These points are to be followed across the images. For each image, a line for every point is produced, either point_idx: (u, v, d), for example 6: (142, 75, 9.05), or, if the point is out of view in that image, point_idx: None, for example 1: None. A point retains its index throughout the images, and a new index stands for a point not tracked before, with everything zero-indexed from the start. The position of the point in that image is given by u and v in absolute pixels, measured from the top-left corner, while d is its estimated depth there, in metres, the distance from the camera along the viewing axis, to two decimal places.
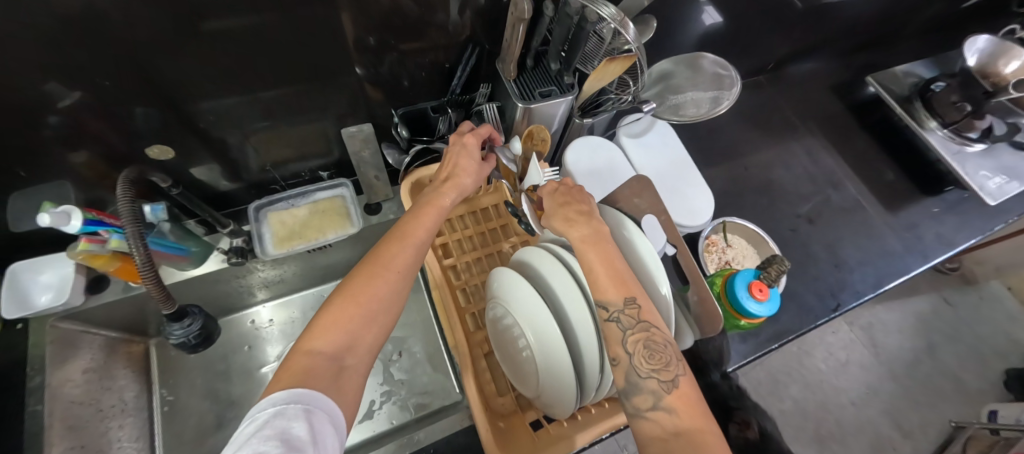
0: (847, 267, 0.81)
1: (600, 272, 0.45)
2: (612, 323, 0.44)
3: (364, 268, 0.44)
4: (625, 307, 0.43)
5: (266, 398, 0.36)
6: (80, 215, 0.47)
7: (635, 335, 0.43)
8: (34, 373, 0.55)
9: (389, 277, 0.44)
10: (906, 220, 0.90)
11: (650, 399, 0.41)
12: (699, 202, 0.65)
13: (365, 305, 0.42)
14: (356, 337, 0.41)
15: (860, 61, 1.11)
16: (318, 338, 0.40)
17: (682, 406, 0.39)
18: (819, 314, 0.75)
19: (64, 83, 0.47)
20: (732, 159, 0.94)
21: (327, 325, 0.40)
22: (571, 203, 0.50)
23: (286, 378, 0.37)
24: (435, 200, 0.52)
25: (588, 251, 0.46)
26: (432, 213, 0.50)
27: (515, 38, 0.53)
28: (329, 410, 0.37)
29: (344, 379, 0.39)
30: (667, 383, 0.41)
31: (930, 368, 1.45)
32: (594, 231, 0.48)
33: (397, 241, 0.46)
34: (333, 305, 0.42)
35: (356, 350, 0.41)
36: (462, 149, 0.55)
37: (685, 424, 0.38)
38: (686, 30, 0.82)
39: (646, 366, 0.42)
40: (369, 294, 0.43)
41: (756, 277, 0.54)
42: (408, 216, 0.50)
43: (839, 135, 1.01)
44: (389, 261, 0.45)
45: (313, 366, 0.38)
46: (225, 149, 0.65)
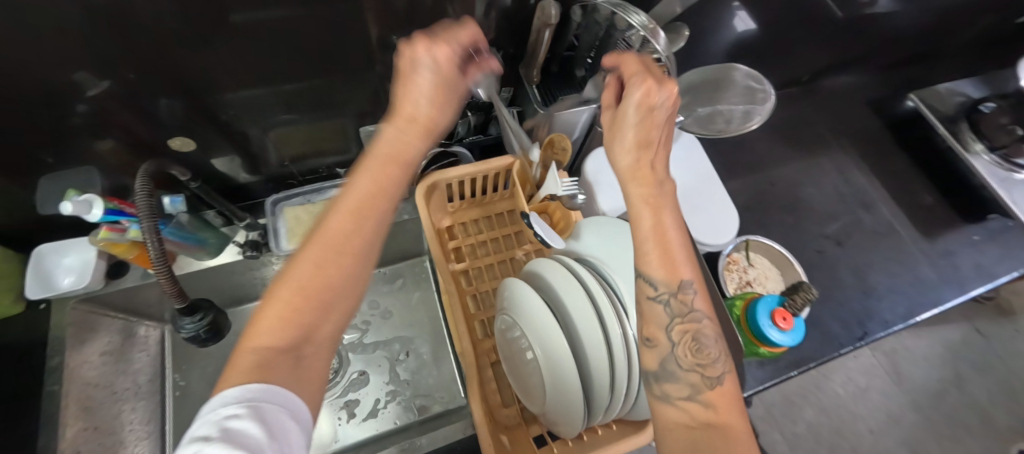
0: (876, 294, 0.77)
1: (653, 244, 0.42)
2: (657, 304, 0.41)
3: (313, 244, 0.36)
4: (680, 292, 0.40)
5: (217, 397, 0.30)
6: (102, 204, 0.47)
7: (683, 325, 0.41)
8: (53, 353, 0.57)
9: (347, 257, 0.37)
10: (942, 248, 0.85)
11: (686, 390, 0.39)
12: (723, 219, 0.63)
13: (319, 292, 0.35)
14: (313, 325, 0.35)
15: (902, 76, 1.05)
16: (266, 333, 0.34)
17: (721, 402, 0.38)
18: (843, 342, 0.72)
19: (93, 73, 0.47)
20: (758, 174, 0.91)
21: (276, 317, 0.34)
22: (654, 132, 0.42)
23: (237, 376, 0.32)
24: (395, 154, 0.42)
25: (645, 215, 0.42)
26: (392, 172, 0.41)
27: (540, 43, 0.52)
28: (290, 405, 0.32)
29: (303, 366, 0.34)
30: (710, 379, 0.39)
31: (957, 400, 1.38)
32: (659, 195, 0.43)
33: (345, 210, 0.38)
34: (280, 295, 0.35)
35: (315, 339, 0.35)
36: (427, 84, 0.42)
37: (719, 418, 0.36)
38: (718, 39, 0.79)
39: (688, 359, 0.40)
40: (322, 280, 0.35)
41: (779, 305, 0.51)
42: (362, 174, 0.40)
43: (874, 153, 0.96)
44: (341, 237, 0.37)
45: (265, 362, 0.33)
46: (245, 141, 0.65)
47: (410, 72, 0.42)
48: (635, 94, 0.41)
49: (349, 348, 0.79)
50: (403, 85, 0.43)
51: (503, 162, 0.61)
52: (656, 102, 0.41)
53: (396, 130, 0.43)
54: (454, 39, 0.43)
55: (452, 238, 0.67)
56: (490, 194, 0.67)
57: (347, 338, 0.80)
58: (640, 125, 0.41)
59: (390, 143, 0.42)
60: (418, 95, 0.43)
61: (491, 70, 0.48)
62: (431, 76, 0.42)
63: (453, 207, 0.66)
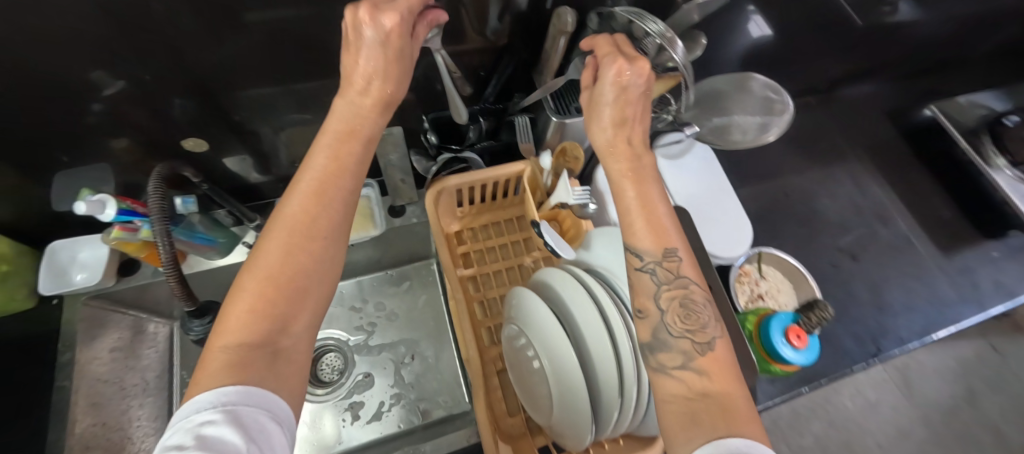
0: (891, 311, 0.76)
1: (637, 215, 0.42)
2: (645, 274, 0.41)
3: (279, 235, 0.36)
4: (663, 259, 0.40)
5: (190, 402, 0.30)
6: (115, 205, 0.48)
7: (671, 291, 0.40)
8: (66, 349, 0.60)
9: (315, 242, 0.37)
10: (960, 264, 0.83)
11: (678, 358, 0.38)
12: (736, 231, 0.62)
13: (288, 279, 0.35)
14: (286, 316, 0.35)
15: (922, 86, 1.03)
16: (234, 329, 0.33)
17: (715, 370, 0.36)
18: (857, 359, 0.70)
19: (108, 73, 0.47)
20: (772, 184, 0.89)
21: (245, 312, 0.34)
22: (631, 104, 0.43)
23: (210, 378, 0.31)
24: (351, 127, 0.40)
25: (627, 188, 0.42)
26: (351, 148, 0.40)
27: (555, 49, 0.51)
28: (270, 407, 0.31)
29: (281, 359, 0.34)
30: (701, 345, 0.38)
31: (970, 417, 1.35)
32: (640, 167, 0.43)
33: (305, 194, 0.37)
34: (248, 289, 0.34)
35: (291, 328, 0.35)
36: (374, 52, 0.39)
37: (716, 386, 0.35)
38: (734, 47, 0.77)
39: (679, 326, 0.39)
40: (291, 271, 0.35)
41: (793, 322, 0.51)
42: (318, 154, 0.39)
43: (891, 165, 0.94)
44: (306, 225, 0.36)
45: (240, 359, 0.32)
46: (257, 141, 0.65)
47: (356, 42, 0.39)
48: (609, 73, 0.42)
49: (354, 350, 0.79)
50: (349, 57, 0.40)
51: (513, 168, 0.60)
52: (630, 78, 0.42)
53: (349, 102, 0.41)
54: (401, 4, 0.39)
55: (461, 243, 0.67)
56: (500, 200, 0.67)
57: (353, 340, 0.80)
58: (616, 102, 0.42)
59: (345, 115, 0.40)
60: (367, 63, 0.39)
61: (436, 22, 0.45)
62: (373, 42, 0.38)
63: (463, 212, 0.66)
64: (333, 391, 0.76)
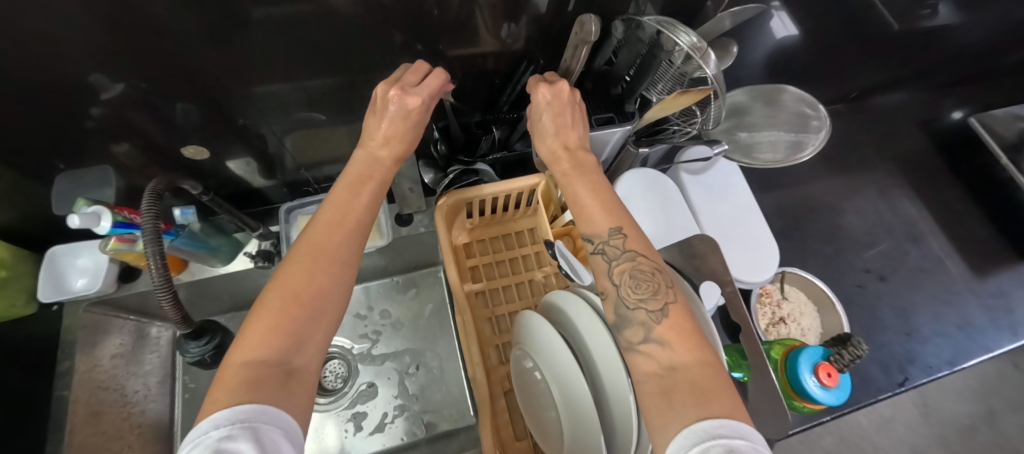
0: (919, 337, 0.72)
1: (589, 203, 0.43)
2: (598, 255, 0.41)
3: (299, 258, 0.36)
4: (610, 238, 0.41)
5: (206, 420, 0.27)
6: (110, 217, 0.46)
7: (620, 266, 0.40)
8: (64, 357, 0.59)
9: (333, 266, 0.36)
10: (994, 287, 0.79)
11: (641, 331, 0.37)
12: (762, 253, 0.58)
13: (308, 300, 0.34)
14: (304, 335, 0.33)
15: (960, 96, 0.98)
16: (250, 345, 0.31)
17: (676, 338, 0.35)
18: (881, 388, 0.67)
19: (108, 75, 0.45)
20: (795, 198, 0.85)
21: (262, 330, 0.32)
22: (568, 108, 0.46)
23: (224, 395, 0.28)
24: (369, 172, 0.43)
25: (574, 183, 0.44)
26: (368, 189, 0.41)
27: (576, 60, 0.48)
28: (287, 428, 0.29)
29: (295, 378, 0.31)
30: (655, 313, 0.37)
31: (987, 438, 1.31)
32: (581, 162, 0.46)
33: (327, 223, 0.38)
34: (268, 306, 0.33)
35: (305, 349, 0.33)
36: (398, 117, 0.43)
37: (680, 357, 0.34)
38: (763, 53, 0.73)
39: (634, 297, 0.38)
40: (309, 291, 0.34)
41: (824, 358, 0.48)
42: (338, 192, 0.40)
43: (923, 179, 0.90)
44: (324, 249, 0.36)
45: (256, 376, 0.30)
46: (262, 145, 0.63)
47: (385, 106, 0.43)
48: (538, 98, 0.46)
49: (358, 359, 0.77)
50: (374, 118, 0.44)
51: (530, 181, 0.58)
52: (553, 94, 0.45)
53: (369, 152, 0.44)
54: (428, 86, 0.44)
55: (470, 256, 0.65)
56: (511, 212, 0.65)
57: (357, 348, 0.78)
58: (550, 109, 0.45)
59: (364, 164, 0.43)
60: (389, 126, 0.43)
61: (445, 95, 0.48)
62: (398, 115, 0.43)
63: (473, 224, 0.64)
64: (336, 400, 0.74)
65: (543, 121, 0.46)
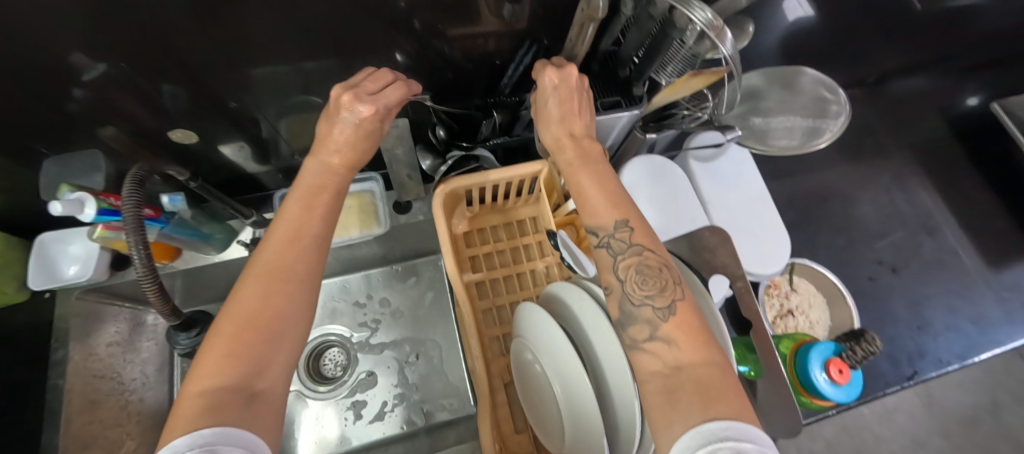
0: (931, 331, 0.70)
1: (593, 195, 0.41)
2: (603, 249, 0.39)
3: (251, 281, 0.34)
4: (615, 231, 0.39)
5: (167, 446, 0.26)
6: (94, 204, 0.45)
7: (626, 260, 0.38)
8: (58, 346, 0.60)
9: (291, 286, 0.35)
10: (1010, 280, 0.77)
11: (646, 329, 0.35)
12: (773, 245, 0.56)
13: (264, 323, 0.32)
14: (262, 360, 0.32)
15: (985, 81, 0.93)
16: (207, 373, 0.30)
17: (682, 336, 0.33)
18: (889, 381, 0.66)
19: (88, 55, 0.43)
20: (807, 186, 0.82)
21: (218, 357, 0.31)
22: (575, 94, 0.43)
23: (183, 422, 0.27)
24: (322, 183, 0.40)
25: (579, 174, 0.42)
26: (322, 200, 0.39)
27: (582, 39, 0.45)
28: (252, 447, 0.27)
29: (260, 400, 0.30)
30: (661, 310, 0.35)
31: (990, 429, 1.30)
32: (584, 151, 0.44)
33: (281, 240, 0.36)
34: (220, 335, 0.32)
35: (267, 372, 0.32)
36: (350, 126, 0.41)
37: (686, 357, 0.32)
38: (781, 35, 0.70)
39: (640, 293, 0.37)
40: (265, 316, 0.33)
41: (835, 354, 0.46)
42: (290, 206, 0.38)
43: (940, 168, 0.86)
44: (277, 270, 0.35)
45: (215, 402, 0.28)
46: (255, 130, 0.61)
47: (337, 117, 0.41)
48: (545, 81, 0.43)
49: (357, 348, 0.77)
50: (328, 125, 0.41)
51: (532, 168, 0.56)
52: (561, 78, 0.43)
53: (320, 161, 0.41)
54: (386, 97, 0.41)
55: (470, 245, 0.63)
56: (511, 200, 0.63)
57: (357, 337, 0.77)
58: (557, 99, 0.43)
59: (315, 173, 0.41)
60: (343, 133, 0.41)
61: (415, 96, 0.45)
62: (352, 122, 0.41)
63: (474, 211, 0.62)
64: (335, 389, 0.74)
65: (548, 109, 0.44)
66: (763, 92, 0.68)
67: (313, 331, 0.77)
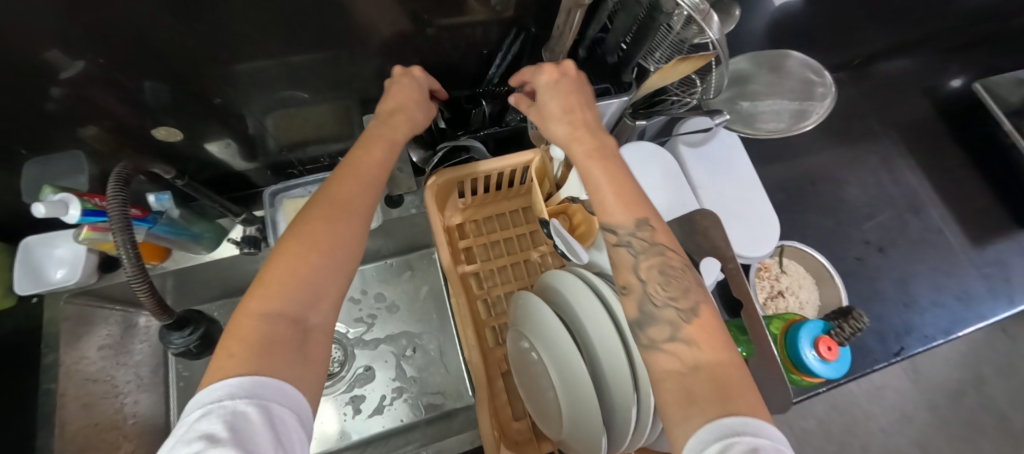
0: (917, 307, 0.72)
1: (608, 193, 0.41)
2: (622, 248, 0.39)
3: (318, 210, 0.39)
4: (637, 230, 0.39)
5: (223, 383, 0.29)
6: (79, 205, 0.44)
7: (649, 260, 0.38)
8: (49, 351, 0.57)
9: (348, 219, 0.40)
10: (993, 256, 0.79)
11: (666, 329, 0.35)
12: (763, 228, 0.57)
13: (323, 246, 0.37)
14: (319, 288, 0.36)
15: (969, 62, 0.94)
16: (271, 296, 0.34)
17: (704, 338, 0.34)
18: (878, 358, 0.67)
19: (65, 52, 0.42)
20: (795, 169, 0.83)
21: (280, 280, 0.35)
22: (574, 89, 0.45)
23: (242, 352, 0.31)
24: (384, 136, 0.48)
25: (593, 167, 0.42)
26: (381, 148, 0.46)
27: (569, 25, 0.45)
28: (295, 405, 0.31)
29: (310, 335, 0.34)
30: (685, 312, 0.36)
31: (974, 402, 1.35)
32: (598, 144, 0.44)
33: (344, 180, 0.42)
34: (287, 255, 0.36)
35: (320, 306, 0.36)
36: (412, 86, 0.51)
37: (706, 356, 0.33)
38: (769, 20, 0.70)
39: (662, 294, 0.37)
40: (327, 242, 0.37)
41: (824, 332, 0.47)
42: (354, 154, 0.45)
43: (925, 148, 0.88)
44: (341, 202, 0.40)
45: (271, 333, 0.32)
46: (243, 126, 0.60)
47: (395, 83, 0.51)
48: (540, 79, 0.46)
49: (354, 343, 0.76)
50: (393, 91, 0.50)
51: (523, 158, 0.56)
52: (560, 73, 0.45)
53: (383, 118, 0.49)
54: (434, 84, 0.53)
55: (463, 237, 0.63)
56: (503, 191, 0.63)
57: (352, 333, 0.77)
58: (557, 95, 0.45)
59: (379, 127, 0.48)
60: (402, 93, 0.50)
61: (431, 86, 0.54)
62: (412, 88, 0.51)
63: (465, 204, 0.62)
64: (333, 385, 0.73)
65: (549, 104, 0.45)
66: (751, 76, 0.67)
67: None
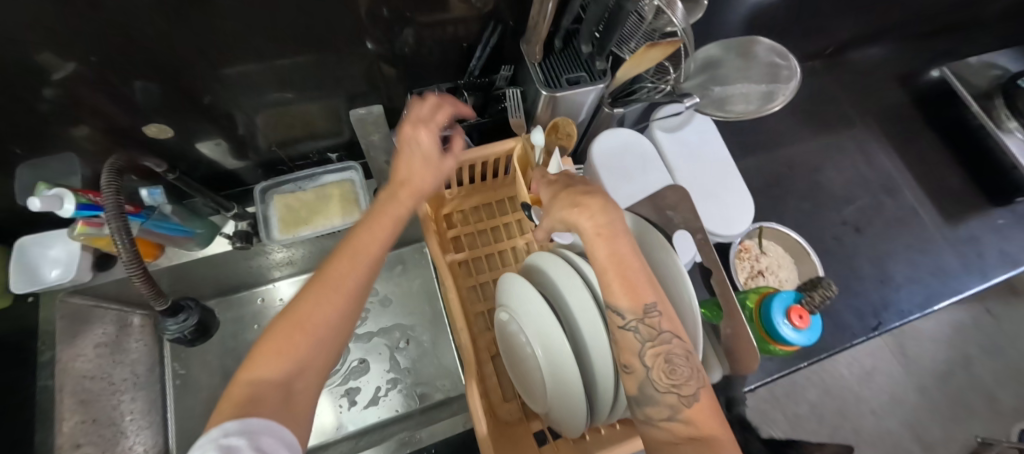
0: (894, 284, 0.74)
1: (610, 276, 0.39)
2: (628, 332, 0.38)
3: (312, 288, 0.38)
4: (647, 316, 0.38)
5: (216, 428, 0.31)
6: (73, 199, 0.45)
7: (655, 347, 0.38)
8: (45, 348, 0.57)
9: (342, 299, 0.38)
10: (966, 233, 0.81)
11: (665, 411, 0.37)
12: (738, 208, 0.59)
13: (311, 324, 0.37)
14: (308, 360, 0.36)
15: (938, 49, 0.98)
16: (261, 368, 0.35)
17: (701, 418, 0.36)
18: (856, 333, 0.70)
19: (57, 54, 0.43)
20: (773, 155, 0.86)
21: (270, 352, 0.35)
22: (575, 186, 0.43)
23: (229, 407, 0.32)
24: (387, 209, 0.44)
25: (598, 249, 0.39)
26: (386, 223, 0.43)
27: (543, 16, 0.47)
28: (284, 441, 0.32)
29: (295, 399, 0.35)
30: (687, 398, 0.37)
31: (962, 382, 1.38)
32: (609, 221, 0.40)
33: (345, 260, 0.40)
34: (277, 331, 0.36)
35: (307, 373, 0.36)
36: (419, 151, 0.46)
37: (703, 432, 0.35)
38: (741, 11, 0.72)
39: (665, 381, 0.37)
40: (317, 320, 0.37)
41: (796, 301, 0.49)
42: (358, 229, 0.42)
43: (899, 132, 0.91)
44: (337, 280, 0.38)
45: (259, 391, 0.34)
46: (232, 125, 0.61)
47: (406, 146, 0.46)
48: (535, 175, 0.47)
49: None
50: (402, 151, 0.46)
51: (504, 146, 0.57)
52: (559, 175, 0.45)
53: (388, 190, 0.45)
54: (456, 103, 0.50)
55: (451, 226, 0.65)
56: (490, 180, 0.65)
57: None
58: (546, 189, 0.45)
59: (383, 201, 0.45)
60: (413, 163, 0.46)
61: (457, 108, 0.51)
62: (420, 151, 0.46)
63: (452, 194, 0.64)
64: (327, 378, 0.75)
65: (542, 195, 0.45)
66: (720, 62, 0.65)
67: None
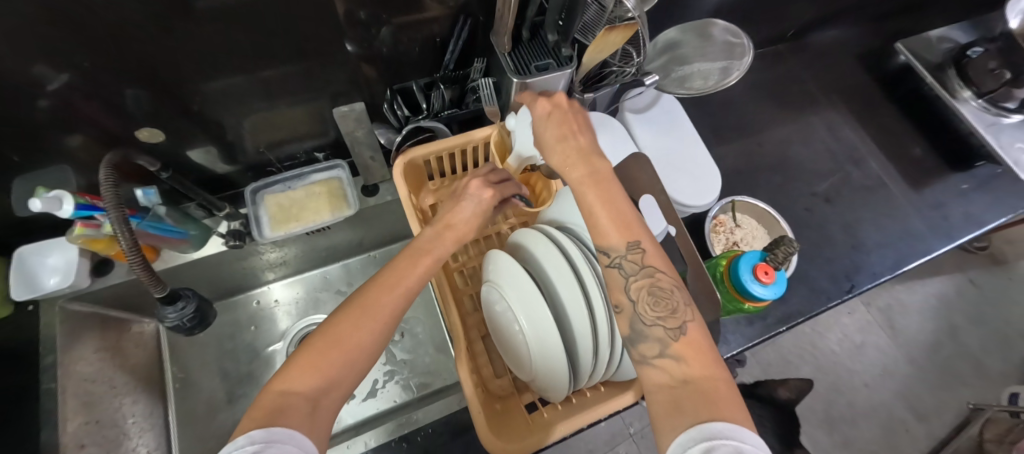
0: (865, 249, 0.78)
1: (601, 218, 0.42)
2: (614, 269, 0.41)
3: (348, 311, 0.41)
4: (627, 252, 0.41)
5: (244, 435, 0.32)
6: (71, 200, 0.49)
7: (639, 282, 0.40)
8: (46, 353, 0.59)
9: (376, 325, 0.40)
10: (932, 199, 0.85)
11: (656, 347, 0.38)
12: (705, 180, 0.63)
13: (347, 345, 0.39)
14: (337, 380, 0.38)
15: (894, 28, 1.03)
16: (296, 380, 0.36)
17: (691, 355, 0.36)
18: (832, 296, 0.73)
19: (51, 66, 0.46)
20: (744, 136, 0.90)
21: (303, 367, 0.37)
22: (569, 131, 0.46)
23: (258, 414, 0.34)
24: (427, 248, 0.47)
25: (588, 194, 0.43)
26: (425, 263, 0.46)
27: (508, 8, 0.50)
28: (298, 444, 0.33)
29: (319, 414, 0.36)
30: (673, 331, 0.38)
31: (950, 351, 1.41)
32: (597, 170, 0.44)
33: (386, 290, 0.42)
34: (313, 346, 0.38)
35: (334, 390, 0.37)
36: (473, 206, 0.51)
37: (693, 372, 0.35)
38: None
39: (651, 314, 0.39)
40: (351, 341, 0.39)
41: (761, 259, 0.52)
42: (399, 261, 0.45)
43: (863, 107, 0.95)
44: (373, 306, 0.41)
45: (286, 404, 0.35)
46: (220, 131, 0.64)
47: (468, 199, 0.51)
48: (536, 110, 0.47)
49: None
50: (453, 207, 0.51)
51: (483, 132, 0.62)
52: (552, 106, 0.47)
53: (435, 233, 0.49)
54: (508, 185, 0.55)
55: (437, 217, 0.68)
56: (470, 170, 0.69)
57: None
58: (552, 126, 0.46)
59: (427, 240, 0.48)
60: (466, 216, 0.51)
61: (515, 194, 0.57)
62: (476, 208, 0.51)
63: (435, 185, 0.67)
64: None
65: (546, 132, 0.47)
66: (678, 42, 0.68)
67: (299, 322, 0.82)
